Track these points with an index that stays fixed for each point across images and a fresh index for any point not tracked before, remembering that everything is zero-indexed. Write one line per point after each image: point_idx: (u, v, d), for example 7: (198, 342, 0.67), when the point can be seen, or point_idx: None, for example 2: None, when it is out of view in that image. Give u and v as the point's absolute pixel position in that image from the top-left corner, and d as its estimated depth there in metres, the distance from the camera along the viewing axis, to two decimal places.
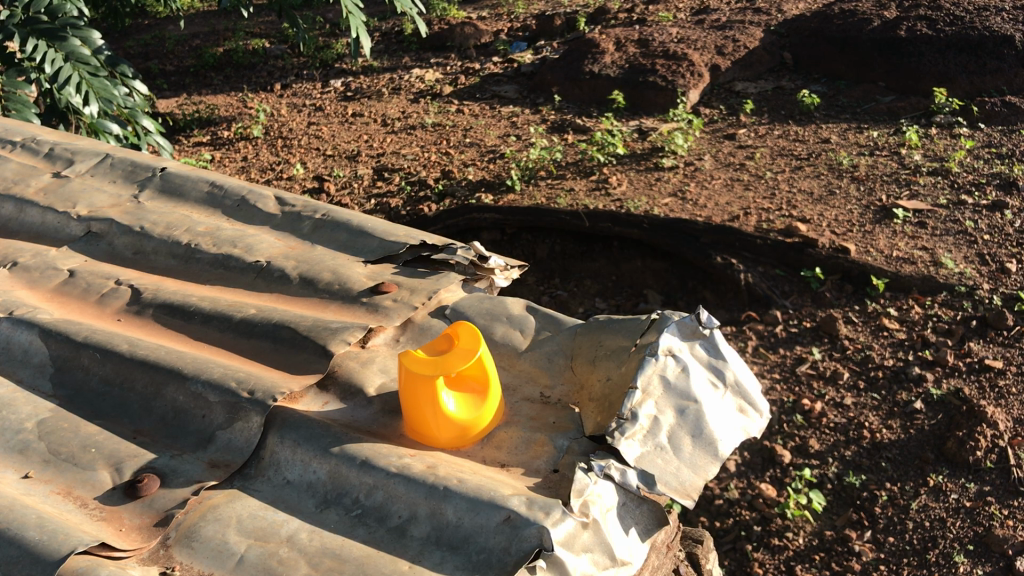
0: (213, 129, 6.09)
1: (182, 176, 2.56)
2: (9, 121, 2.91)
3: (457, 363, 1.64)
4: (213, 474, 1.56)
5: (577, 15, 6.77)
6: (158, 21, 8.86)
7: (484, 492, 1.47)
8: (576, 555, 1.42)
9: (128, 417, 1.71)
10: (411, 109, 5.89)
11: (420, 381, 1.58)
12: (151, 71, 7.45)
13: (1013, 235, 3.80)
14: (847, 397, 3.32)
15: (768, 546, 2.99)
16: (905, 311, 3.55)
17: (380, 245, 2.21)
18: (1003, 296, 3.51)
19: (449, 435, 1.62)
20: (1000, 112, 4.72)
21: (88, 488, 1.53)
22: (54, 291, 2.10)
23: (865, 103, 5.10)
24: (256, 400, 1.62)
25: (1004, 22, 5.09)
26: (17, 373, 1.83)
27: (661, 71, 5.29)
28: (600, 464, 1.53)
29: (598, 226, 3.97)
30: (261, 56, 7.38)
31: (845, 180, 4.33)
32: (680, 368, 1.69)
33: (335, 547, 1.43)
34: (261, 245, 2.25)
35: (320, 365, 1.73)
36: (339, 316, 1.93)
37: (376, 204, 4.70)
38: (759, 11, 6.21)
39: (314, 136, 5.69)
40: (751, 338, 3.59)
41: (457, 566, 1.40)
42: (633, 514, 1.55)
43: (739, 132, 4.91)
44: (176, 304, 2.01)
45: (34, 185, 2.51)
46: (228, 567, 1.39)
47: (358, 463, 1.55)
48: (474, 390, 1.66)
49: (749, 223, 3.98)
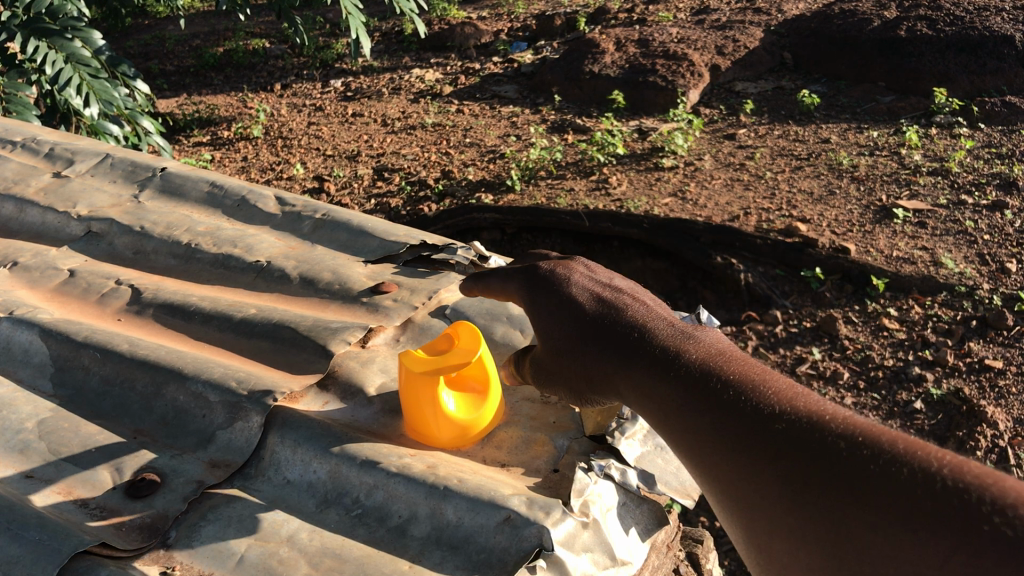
0: (213, 129, 6.08)
1: (182, 176, 2.57)
2: (9, 122, 2.92)
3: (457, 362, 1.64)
4: (213, 474, 1.56)
5: (577, 15, 6.77)
6: (158, 21, 8.85)
7: (484, 492, 1.47)
8: (576, 554, 1.41)
9: (128, 417, 1.72)
10: (411, 109, 5.89)
11: (412, 386, 1.59)
12: (151, 71, 7.45)
13: (1013, 235, 3.80)
14: (847, 397, 3.30)
15: None
16: (905, 311, 3.55)
17: (380, 246, 2.21)
18: (1004, 296, 3.51)
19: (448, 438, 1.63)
20: (1000, 112, 4.72)
21: (88, 487, 1.53)
22: (54, 291, 2.09)
23: (865, 103, 5.10)
24: (256, 400, 1.63)
25: (1004, 22, 5.10)
26: (17, 373, 1.83)
27: (661, 71, 5.30)
28: (600, 464, 1.55)
29: (598, 227, 3.96)
30: (261, 56, 7.40)
31: (845, 180, 4.34)
32: None
33: (335, 547, 1.43)
34: (262, 245, 2.26)
35: (321, 364, 1.74)
36: (339, 316, 1.93)
37: (376, 204, 4.69)
38: (759, 11, 6.22)
39: (314, 136, 5.68)
40: (751, 338, 3.59)
41: (457, 566, 1.39)
42: (633, 514, 1.55)
43: (739, 132, 4.91)
44: (176, 304, 2.01)
45: (34, 185, 2.51)
46: (228, 567, 1.39)
47: (358, 463, 1.55)
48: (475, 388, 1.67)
49: (749, 223, 3.99)
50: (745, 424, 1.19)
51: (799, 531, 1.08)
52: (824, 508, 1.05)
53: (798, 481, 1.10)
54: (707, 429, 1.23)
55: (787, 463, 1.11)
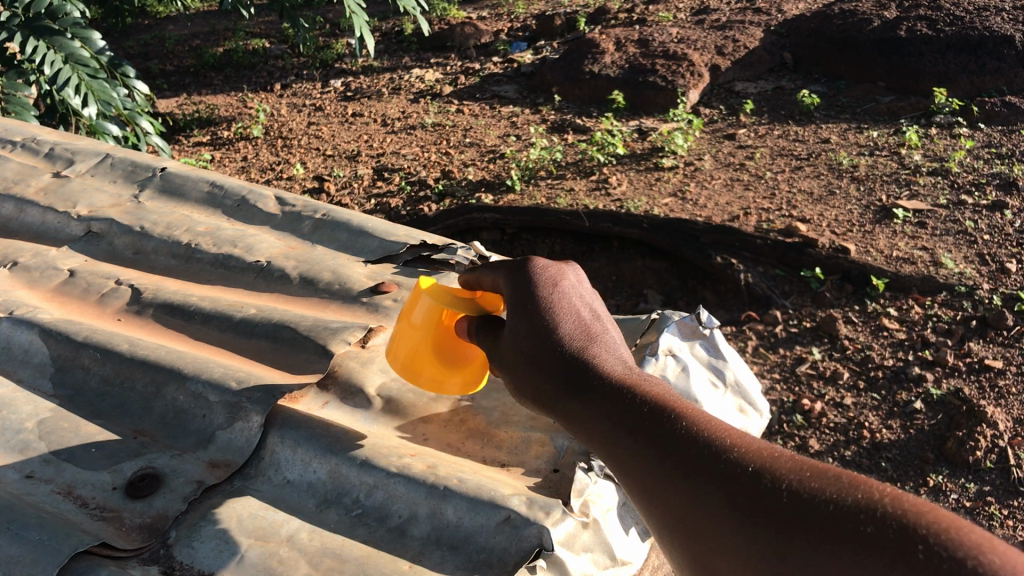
0: (212, 129, 6.08)
1: (182, 176, 2.57)
2: (9, 122, 2.92)
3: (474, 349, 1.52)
4: (213, 474, 1.56)
5: (577, 15, 6.78)
6: (158, 21, 8.85)
7: (484, 492, 1.47)
8: (576, 554, 1.41)
9: (128, 417, 1.72)
10: (411, 109, 5.89)
11: (428, 302, 1.51)
12: (151, 71, 7.44)
13: (1013, 235, 3.80)
14: (847, 397, 3.30)
15: None
16: (905, 311, 3.55)
17: (380, 246, 2.21)
18: (1004, 296, 3.51)
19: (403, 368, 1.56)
20: (1000, 112, 4.72)
21: (88, 488, 1.53)
22: (54, 291, 2.09)
23: (865, 103, 5.10)
24: (256, 400, 1.64)
25: (1004, 22, 5.11)
26: (17, 373, 1.83)
27: (661, 71, 5.30)
28: (601, 465, 1.55)
29: (598, 227, 3.97)
30: (261, 56, 7.40)
31: (845, 180, 4.34)
32: (680, 367, 1.69)
33: (335, 547, 1.43)
34: (261, 245, 2.26)
35: (321, 365, 1.75)
36: (339, 316, 1.94)
37: (376, 204, 4.68)
38: (759, 11, 6.22)
39: (314, 136, 5.68)
40: (751, 338, 3.58)
41: (457, 566, 1.39)
42: (634, 515, 1.55)
43: (739, 132, 4.92)
44: (176, 304, 2.01)
45: (34, 185, 2.51)
46: (228, 567, 1.38)
47: (358, 463, 1.55)
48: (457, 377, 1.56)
49: (749, 223, 3.99)
50: (656, 443, 1.09)
51: (722, 572, 0.97)
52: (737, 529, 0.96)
53: (712, 503, 0.99)
54: (616, 445, 1.14)
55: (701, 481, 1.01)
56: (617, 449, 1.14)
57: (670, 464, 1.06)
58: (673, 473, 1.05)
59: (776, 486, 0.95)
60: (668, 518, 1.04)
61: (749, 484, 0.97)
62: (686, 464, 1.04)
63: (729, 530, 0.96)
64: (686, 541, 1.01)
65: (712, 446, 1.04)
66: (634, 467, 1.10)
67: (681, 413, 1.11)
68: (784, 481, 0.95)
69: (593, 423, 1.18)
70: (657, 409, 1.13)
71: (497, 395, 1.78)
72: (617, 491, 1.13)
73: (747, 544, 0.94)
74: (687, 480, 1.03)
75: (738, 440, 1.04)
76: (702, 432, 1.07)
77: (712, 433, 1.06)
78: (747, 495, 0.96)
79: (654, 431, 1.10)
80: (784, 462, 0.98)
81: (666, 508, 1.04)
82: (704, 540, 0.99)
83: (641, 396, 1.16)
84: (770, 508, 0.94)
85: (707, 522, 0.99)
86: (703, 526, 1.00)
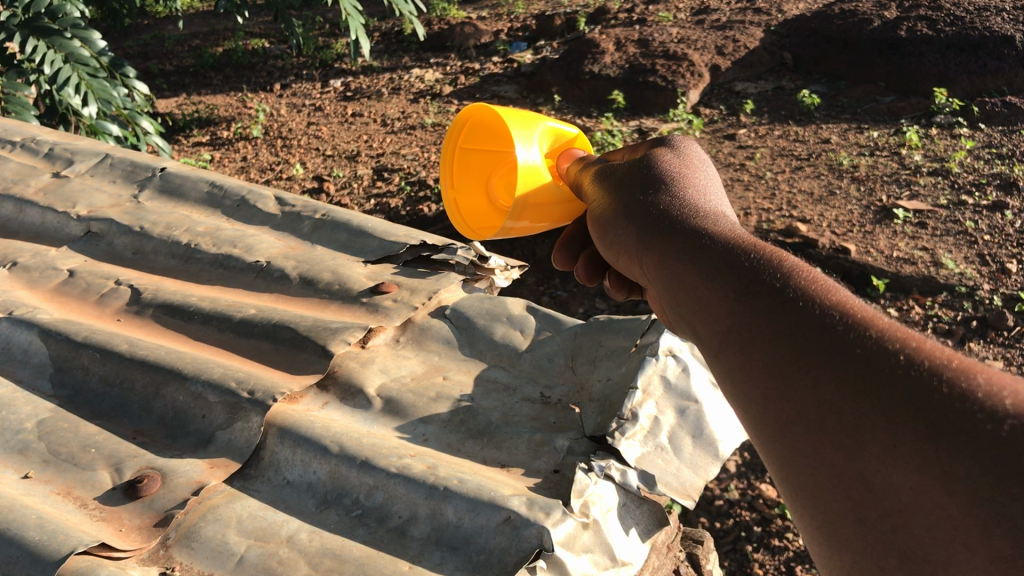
0: (212, 129, 6.07)
1: (182, 176, 2.56)
2: (8, 121, 2.91)
3: (561, 189, 1.45)
4: (212, 473, 1.54)
5: (577, 15, 6.77)
6: (158, 21, 8.87)
7: (485, 492, 1.46)
8: (576, 555, 1.40)
9: (128, 417, 1.72)
10: (411, 108, 5.89)
11: (565, 132, 1.53)
12: (151, 71, 7.44)
13: (1013, 235, 3.81)
14: None
15: (768, 546, 2.87)
16: (906, 311, 3.53)
17: (380, 246, 2.20)
18: (1004, 296, 3.50)
19: (495, 112, 1.52)
20: (1000, 112, 4.73)
21: (88, 488, 1.53)
22: (53, 291, 2.09)
23: (865, 103, 5.10)
24: (256, 400, 1.63)
25: (1004, 22, 5.12)
26: (16, 373, 1.83)
27: (661, 71, 5.31)
28: (600, 464, 1.54)
29: None
30: (261, 56, 7.41)
31: (845, 180, 4.35)
32: (680, 368, 1.72)
33: (335, 547, 1.43)
34: (262, 245, 2.25)
35: (320, 365, 1.74)
36: (340, 316, 1.93)
37: (376, 204, 4.67)
38: (759, 11, 6.22)
39: (314, 136, 5.68)
40: None
41: (457, 566, 1.39)
42: (633, 514, 1.54)
43: (739, 133, 4.92)
44: (176, 304, 2.01)
45: (34, 185, 2.51)
46: (228, 568, 1.39)
47: (358, 463, 1.54)
48: (511, 185, 1.48)
49: (749, 223, 3.99)
50: (806, 338, 0.83)
51: (894, 497, 0.72)
52: (916, 445, 0.71)
53: (894, 431, 0.73)
54: (746, 339, 0.89)
55: (851, 373, 0.77)
56: (746, 348, 0.89)
57: (825, 367, 0.79)
58: (834, 385, 0.78)
59: (993, 423, 0.67)
60: (818, 438, 0.79)
61: (949, 413, 0.70)
62: (849, 372, 0.77)
63: (916, 478, 0.70)
64: (849, 476, 0.76)
65: (892, 351, 0.76)
66: (769, 374, 0.85)
67: (845, 304, 0.84)
68: (1007, 415, 0.67)
69: (716, 310, 0.94)
70: (810, 293, 0.86)
71: (497, 396, 1.77)
72: (746, 401, 0.89)
73: (945, 505, 0.68)
74: (851, 393, 0.77)
75: (930, 347, 0.76)
76: (876, 332, 0.79)
77: (892, 334, 0.78)
78: (947, 427, 0.70)
79: (800, 323, 0.84)
80: (1006, 384, 0.70)
81: (823, 436, 0.79)
82: (876, 486, 0.74)
83: (783, 271, 0.90)
84: (977, 456, 0.67)
85: (884, 461, 0.73)
86: (875, 465, 0.74)
